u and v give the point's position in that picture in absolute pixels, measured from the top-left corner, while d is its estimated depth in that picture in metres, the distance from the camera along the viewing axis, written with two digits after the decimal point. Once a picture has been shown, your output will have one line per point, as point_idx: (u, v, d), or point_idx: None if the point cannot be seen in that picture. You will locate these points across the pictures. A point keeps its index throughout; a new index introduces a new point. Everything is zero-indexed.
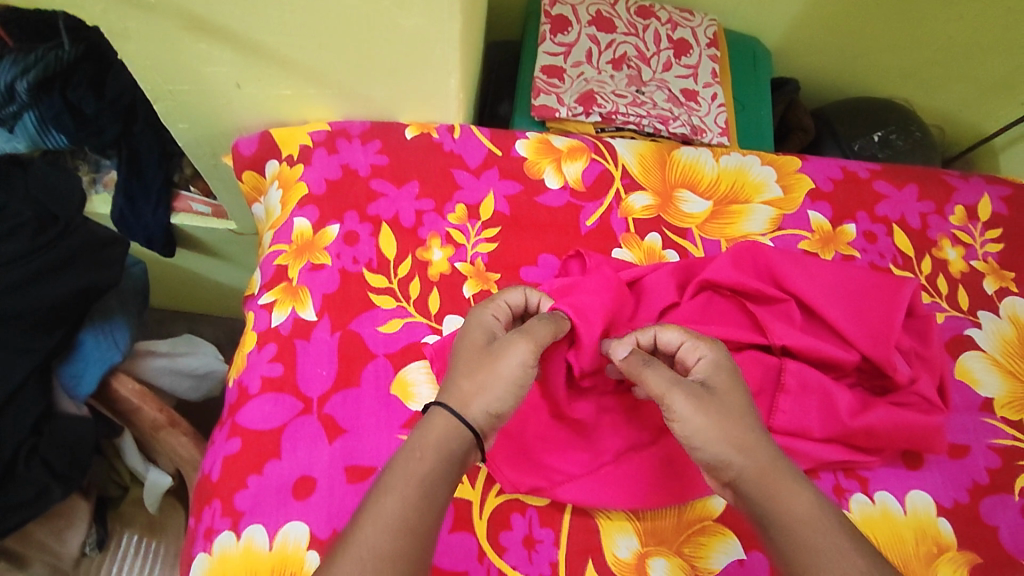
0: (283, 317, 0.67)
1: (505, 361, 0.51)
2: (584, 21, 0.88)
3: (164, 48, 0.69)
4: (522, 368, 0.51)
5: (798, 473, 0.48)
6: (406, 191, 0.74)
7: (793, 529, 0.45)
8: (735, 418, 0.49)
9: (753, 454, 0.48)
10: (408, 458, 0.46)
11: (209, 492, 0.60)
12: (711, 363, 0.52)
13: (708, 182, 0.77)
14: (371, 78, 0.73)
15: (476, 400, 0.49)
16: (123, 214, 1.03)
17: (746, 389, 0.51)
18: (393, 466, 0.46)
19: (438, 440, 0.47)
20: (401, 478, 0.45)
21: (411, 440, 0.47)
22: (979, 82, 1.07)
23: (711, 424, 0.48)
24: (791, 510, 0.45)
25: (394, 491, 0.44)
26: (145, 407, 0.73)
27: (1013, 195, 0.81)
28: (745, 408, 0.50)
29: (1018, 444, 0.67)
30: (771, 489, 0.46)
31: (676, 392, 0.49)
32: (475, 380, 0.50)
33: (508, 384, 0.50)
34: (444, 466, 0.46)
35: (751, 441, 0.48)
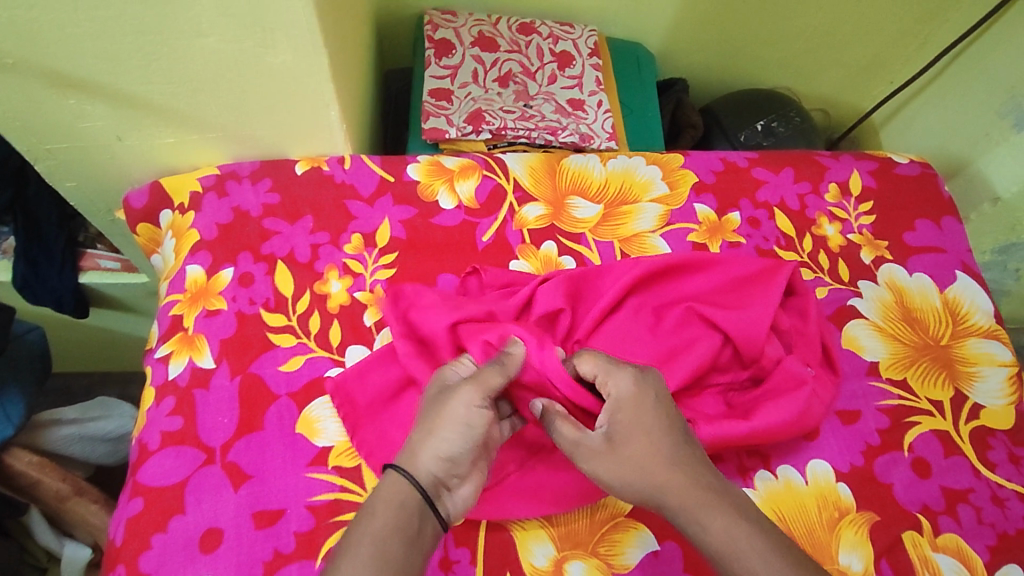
0: (180, 367, 0.66)
1: (446, 408, 0.51)
2: (467, 43, 0.91)
3: (32, 106, 0.68)
4: (467, 411, 0.51)
5: (728, 496, 0.49)
6: (300, 227, 0.74)
7: (721, 553, 0.47)
8: (644, 458, 0.50)
9: (664, 491, 0.49)
10: (385, 520, 0.47)
11: (114, 557, 0.58)
12: (616, 402, 0.53)
13: (597, 187, 0.80)
14: (251, 120, 0.73)
15: (422, 457, 0.50)
16: (26, 280, 0.99)
17: (653, 423, 0.51)
18: (363, 521, 0.47)
19: (401, 497, 0.48)
20: (380, 539, 0.46)
21: (378, 502, 0.48)
22: (847, 65, 1.16)
23: (615, 475, 0.51)
24: (703, 534, 0.48)
25: (367, 541, 0.46)
26: (45, 479, 0.73)
27: (881, 168, 0.87)
28: (652, 448, 0.50)
29: (904, 402, 0.71)
30: (690, 518, 0.49)
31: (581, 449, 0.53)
32: (424, 429, 0.51)
33: (457, 429, 0.51)
34: (410, 521, 0.48)
35: (661, 481, 0.49)
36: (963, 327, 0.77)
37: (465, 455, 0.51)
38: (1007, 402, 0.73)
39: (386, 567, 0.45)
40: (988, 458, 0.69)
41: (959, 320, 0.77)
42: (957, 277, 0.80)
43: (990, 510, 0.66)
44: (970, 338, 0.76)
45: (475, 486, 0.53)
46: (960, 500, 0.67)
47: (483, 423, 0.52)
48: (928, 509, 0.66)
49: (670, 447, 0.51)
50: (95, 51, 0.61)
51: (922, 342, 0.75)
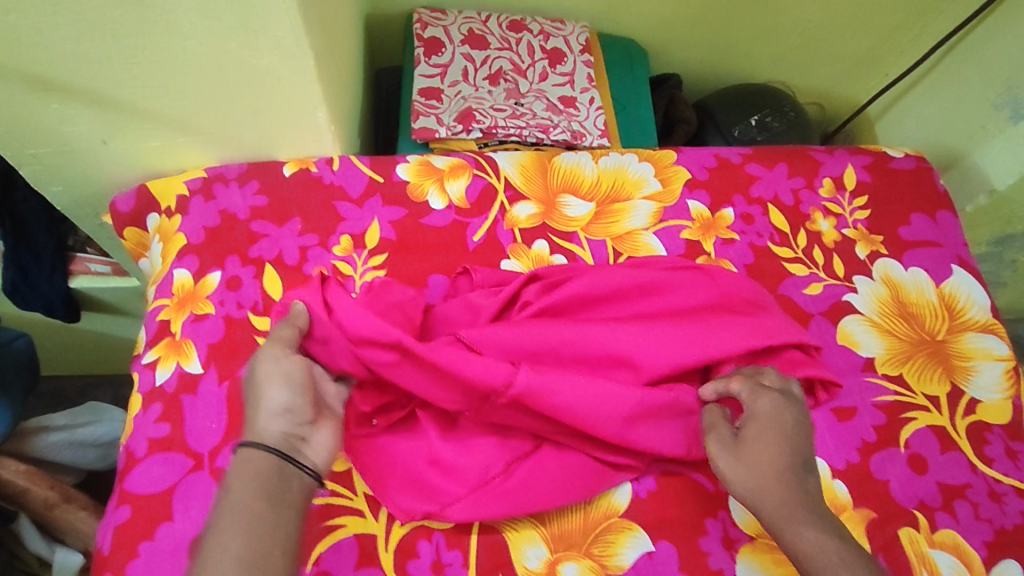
0: (168, 373, 0.65)
1: (260, 374, 0.54)
2: (457, 41, 0.90)
3: (13, 111, 0.67)
4: (276, 364, 0.54)
5: (821, 513, 0.54)
6: (288, 229, 0.73)
7: (811, 562, 0.51)
8: (768, 468, 0.55)
9: (773, 500, 0.54)
10: (237, 494, 0.47)
11: (101, 567, 0.58)
12: (755, 416, 0.58)
13: (589, 184, 0.80)
14: (238, 122, 0.72)
15: (261, 423, 0.51)
16: (15, 285, 0.98)
17: (783, 445, 0.56)
18: (218, 501, 0.48)
19: (249, 465, 0.49)
20: (235, 510, 0.46)
21: (229, 479, 0.49)
22: (841, 58, 1.15)
23: (736, 473, 0.55)
24: (798, 542, 0.52)
25: (221, 516, 0.46)
26: (34, 487, 0.72)
27: (876, 162, 0.86)
28: (776, 462, 0.55)
29: (900, 397, 0.71)
30: (789, 528, 0.53)
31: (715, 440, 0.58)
32: (251, 400, 0.53)
33: (279, 382, 0.53)
34: (260, 486, 0.48)
35: (776, 491, 0.54)
36: (959, 321, 0.76)
37: (300, 402, 0.53)
38: (1004, 396, 0.72)
39: (245, 532, 0.45)
40: (985, 453, 0.69)
41: (955, 315, 0.77)
42: (953, 271, 0.79)
43: (987, 505, 0.66)
44: (966, 332, 0.76)
45: (331, 432, 0.55)
46: (957, 495, 0.66)
47: (301, 366, 0.55)
48: (925, 505, 0.65)
49: (792, 466, 0.55)
50: (75, 53, 0.60)
51: (917, 337, 0.75)
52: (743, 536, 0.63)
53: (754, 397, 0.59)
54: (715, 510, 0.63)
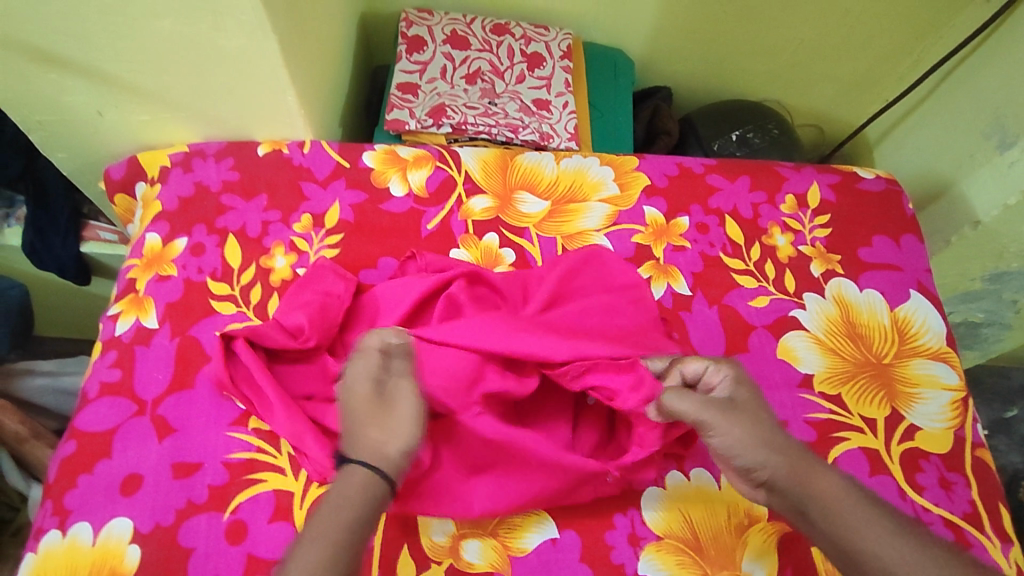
0: (126, 326, 0.70)
1: (401, 405, 0.54)
2: (439, 41, 0.94)
3: (20, 80, 0.74)
4: (417, 405, 0.55)
5: (819, 459, 0.55)
6: (254, 205, 0.78)
7: (832, 509, 0.52)
8: (765, 425, 0.56)
9: (783, 454, 0.54)
10: (334, 507, 0.49)
11: (44, 495, 0.63)
12: (733, 382, 0.59)
13: (547, 183, 0.82)
14: (217, 101, 0.77)
15: (387, 446, 0.52)
16: (33, 247, 1.06)
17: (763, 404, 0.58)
18: (318, 514, 0.49)
19: (356, 486, 0.50)
20: (328, 522, 0.48)
21: (334, 491, 0.50)
22: (837, 80, 1.14)
23: (742, 432, 0.55)
24: (822, 492, 0.53)
25: (320, 532, 0.48)
26: (6, 420, 0.80)
27: (843, 182, 0.85)
28: (766, 418, 0.57)
29: (834, 416, 0.70)
30: (806, 475, 0.53)
31: (708, 413, 0.56)
32: (384, 428, 0.53)
33: (412, 421, 0.54)
34: (361, 512, 0.49)
35: (781, 440, 0.55)
36: (910, 346, 0.75)
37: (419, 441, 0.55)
38: (946, 426, 0.71)
39: (328, 545, 0.47)
40: (917, 480, 0.67)
41: (906, 339, 0.75)
42: (910, 295, 0.78)
43: None
44: (915, 357, 0.74)
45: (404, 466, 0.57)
46: None
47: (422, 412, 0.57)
48: None
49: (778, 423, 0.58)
50: (67, 29, 0.67)
51: (864, 358, 0.74)
52: (650, 535, 0.63)
53: (719, 366, 0.60)
54: (625, 505, 0.64)
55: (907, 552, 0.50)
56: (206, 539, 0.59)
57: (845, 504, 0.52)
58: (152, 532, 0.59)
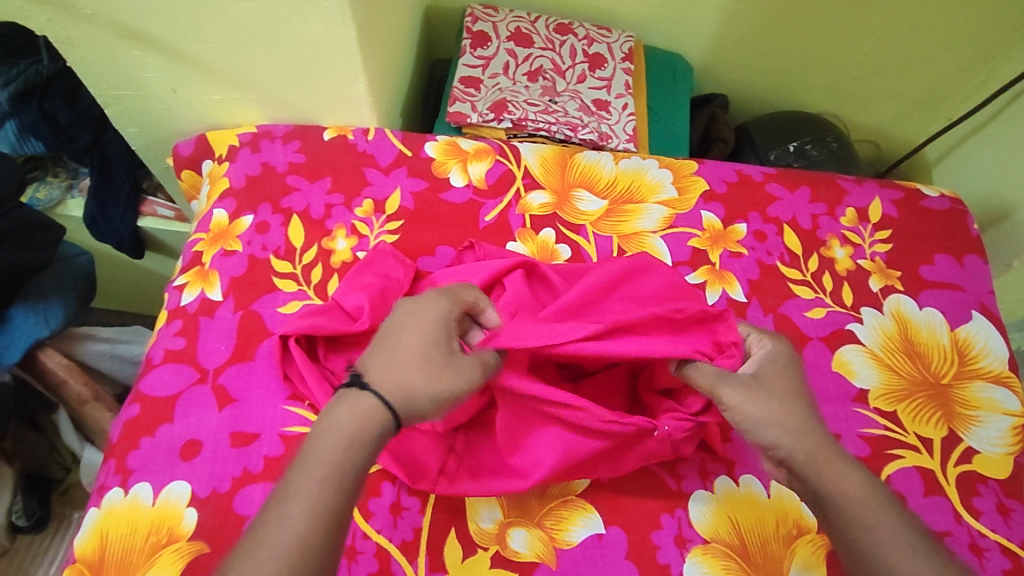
0: (192, 296, 0.72)
1: (457, 371, 0.52)
2: (503, 37, 0.95)
3: (104, 55, 0.77)
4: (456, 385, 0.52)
5: (847, 456, 0.56)
6: (318, 186, 0.80)
7: (847, 503, 0.53)
8: (789, 405, 0.57)
9: (802, 437, 0.55)
10: (322, 443, 0.47)
11: (108, 453, 0.65)
12: (767, 358, 0.61)
13: (605, 183, 0.82)
14: (289, 84, 0.80)
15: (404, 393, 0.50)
16: (94, 218, 1.10)
17: (794, 379, 0.59)
18: (307, 449, 0.48)
19: (351, 425, 0.48)
20: (314, 463, 0.47)
21: (340, 420, 0.48)
22: (899, 96, 1.13)
23: (760, 407, 0.56)
24: (846, 487, 0.53)
25: (308, 473, 0.46)
26: (71, 380, 0.83)
27: (906, 199, 0.84)
28: (791, 396, 0.58)
29: (889, 433, 0.68)
30: (826, 462, 0.54)
31: (724, 385, 0.58)
32: (427, 377, 0.51)
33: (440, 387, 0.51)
34: (358, 454, 0.48)
35: (805, 425, 0.56)
36: (970, 368, 0.73)
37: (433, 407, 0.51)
38: (1006, 451, 0.69)
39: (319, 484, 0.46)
40: (973, 505, 0.65)
41: (966, 361, 0.74)
42: (972, 316, 0.76)
43: (966, 556, 0.63)
44: (975, 380, 0.73)
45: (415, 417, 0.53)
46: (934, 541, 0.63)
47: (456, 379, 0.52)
48: None
49: (806, 403, 0.58)
50: (155, 7, 0.69)
51: (921, 377, 0.72)
52: (698, 538, 0.63)
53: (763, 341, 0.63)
54: (673, 507, 0.64)
55: (916, 554, 0.51)
56: (261, 508, 0.61)
57: (875, 504, 0.53)
58: (209, 497, 0.61)
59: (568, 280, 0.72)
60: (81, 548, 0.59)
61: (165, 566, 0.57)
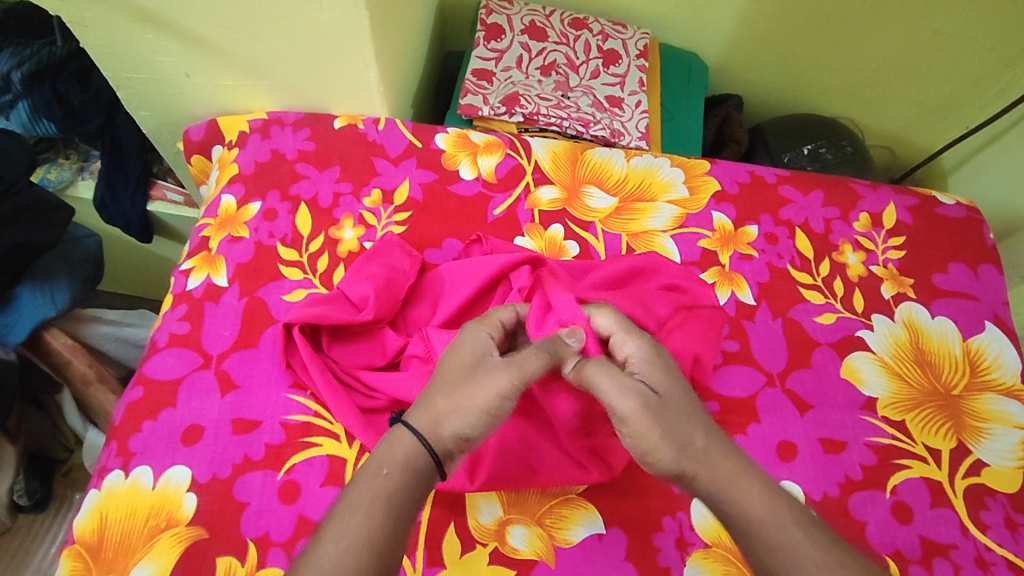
0: (198, 282, 0.72)
1: (486, 385, 0.52)
2: (518, 30, 0.94)
3: (117, 37, 0.77)
4: (494, 400, 0.51)
5: (755, 475, 0.51)
6: (327, 175, 0.79)
7: (752, 525, 0.49)
8: (685, 424, 0.52)
9: (698, 460, 0.51)
10: (375, 476, 0.48)
11: (110, 435, 0.65)
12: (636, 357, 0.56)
13: (616, 180, 0.81)
14: (302, 72, 0.79)
15: (446, 423, 0.51)
16: (104, 201, 1.09)
17: (680, 384, 0.55)
18: (356, 481, 0.48)
19: (404, 459, 0.49)
20: (365, 496, 0.47)
21: (374, 458, 0.49)
22: (917, 102, 1.11)
23: (653, 429, 0.51)
24: (745, 509, 0.49)
25: (359, 506, 0.46)
26: (75, 361, 0.83)
27: (921, 205, 0.83)
28: (685, 414, 0.53)
29: (896, 443, 0.67)
30: (726, 481, 0.50)
31: (620, 394, 0.52)
32: (450, 402, 0.51)
33: (478, 409, 0.51)
34: (409, 487, 0.48)
35: (699, 444, 0.52)
36: (981, 379, 0.72)
37: (481, 437, 0.52)
38: (1015, 466, 0.68)
39: (368, 517, 0.46)
40: (980, 518, 0.64)
41: (977, 372, 0.72)
42: (985, 327, 0.75)
43: (971, 570, 0.62)
44: (985, 392, 0.71)
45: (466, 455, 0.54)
46: (939, 554, 0.62)
47: (507, 406, 0.52)
48: (900, 554, 0.62)
49: (700, 421, 0.53)
50: None
51: (931, 387, 0.71)
52: (698, 541, 0.62)
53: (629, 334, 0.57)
54: (674, 509, 0.63)
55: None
56: (260, 495, 0.60)
57: (786, 525, 0.49)
58: (210, 483, 0.60)
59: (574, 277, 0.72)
60: (80, 528, 0.59)
61: (163, 550, 0.57)
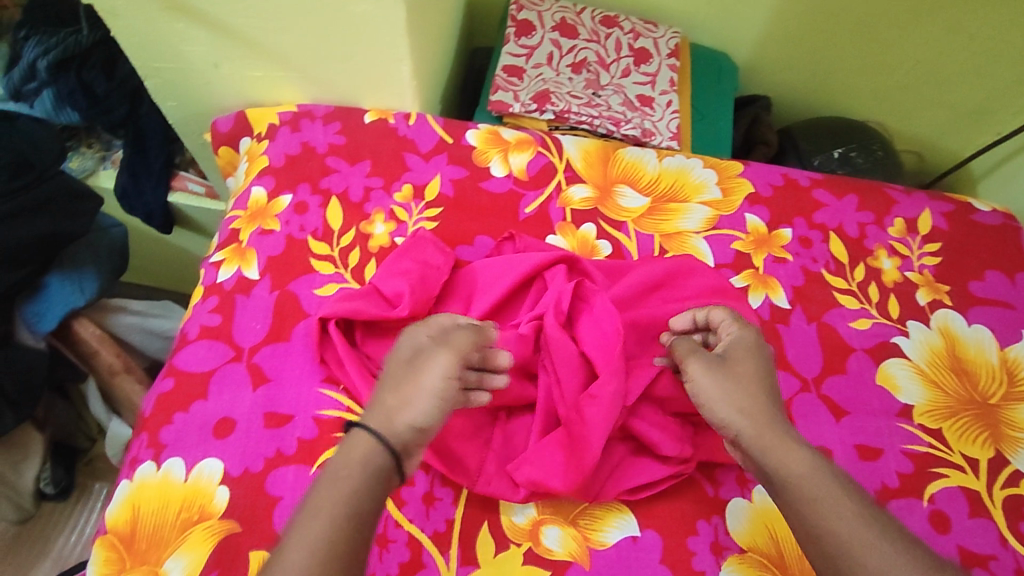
0: (228, 274, 0.71)
1: (427, 374, 0.52)
2: (548, 27, 0.93)
3: (149, 26, 0.76)
4: (442, 382, 0.52)
5: (800, 439, 0.53)
6: (357, 169, 0.78)
7: (794, 481, 0.50)
8: (751, 388, 0.55)
9: (752, 417, 0.53)
10: (334, 478, 0.47)
11: (140, 426, 0.64)
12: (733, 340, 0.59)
13: (648, 180, 0.81)
14: (334, 64, 0.78)
15: (399, 415, 0.51)
16: (126, 190, 1.08)
17: (762, 363, 0.57)
18: (316, 486, 0.47)
19: (362, 461, 0.48)
20: (326, 499, 0.46)
21: (333, 461, 0.49)
22: (948, 108, 1.09)
23: (717, 386, 0.55)
24: (788, 466, 0.50)
25: (321, 513, 0.45)
26: (103, 351, 0.83)
27: (956, 212, 0.82)
28: (756, 381, 0.56)
29: (933, 450, 0.67)
30: (773, 440, 0.52)
31: (693, 358, 0.57)
32: (400, 395, 0.52)
33: (432, 394, 0.51)
34: (370, 490, 0.47)
35: (754, 406, 0.54)
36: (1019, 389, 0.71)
37: (436, 425, 0.52)
38: None
39: (331, 520, 0.45)
40: (1019, 529, 0.63)
41: (1015, 382, 0.71)
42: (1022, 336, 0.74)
43: None
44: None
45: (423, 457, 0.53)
46: (978, 564, 0.61)
47: (455, 388, 0.53)
48: None
49: (768, 391, 0.56)
50: None
51: (968, 396, 0.70)
52: (734, 546, 0.61)
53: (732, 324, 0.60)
54: (709, 513, 0.62)
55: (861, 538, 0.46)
56: (293, 490, 0.60)
57: (827, 479, 0.49)
58: (242, 477, 0.60)
59: (608, 277, 0.71)
60: (112, 519, 0.58)
61: (195, 544, 0.57)
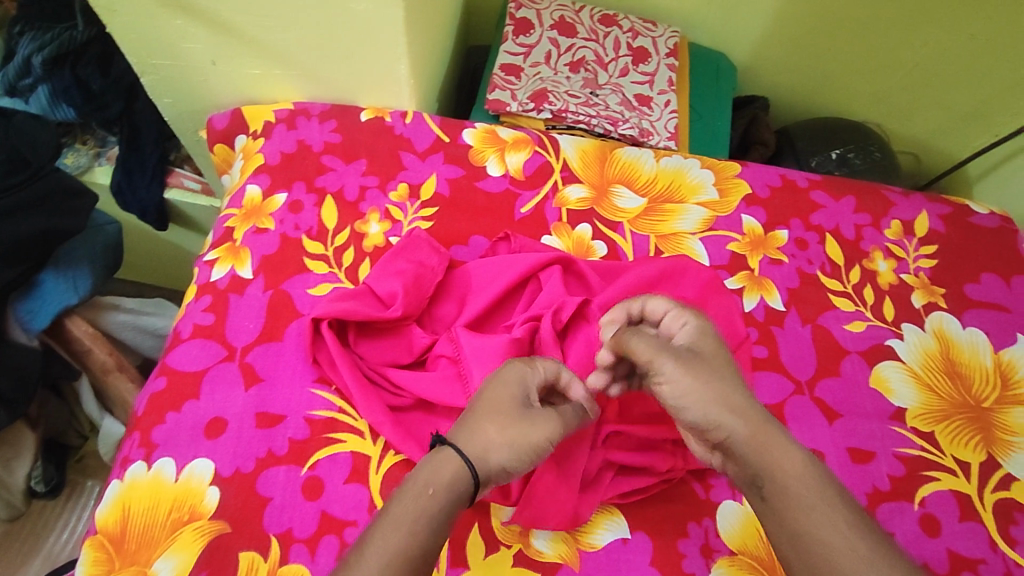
0: (222, 273, 0.71)
1: (538, 433, 0.51)
2: (547, 26, 0.93)
3: (145, 22, 0.76)
4: (544, 444, 0.52)
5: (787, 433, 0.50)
6: (353, 168, 0.78)
7: (788, 485, 0.47)
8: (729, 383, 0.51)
9: (744, 415, 0.49)
10: (418, 493, 0.46)
11: (132, 425, 0.64)
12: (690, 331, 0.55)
13: (645, 180, 0.80)
14: (330, 62, 0.78)
15: (497, 453, 0.49)
16: (120, 188, 1.08)
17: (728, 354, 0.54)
18: (398, 497, 0.46)
19: (448, 482, 0.47)
20: (405, 514, 0.45)
21: (420, 475, 0.47)
22: (947, 109, 1.09)
23: (698, 386, 0.50)
24: (782, 466, 0.47)
25: (400, 527, 0.44)
26: (96, 349, 0.83)
27: (953, 214, 0.82)
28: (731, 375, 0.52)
29: (924, 454, 0.67)
30: (763, 438, 0.49)
31: (664, 357, 0.52)
32: (505, 433, 0.50)
33: (529, 450, 0.51)
34: (451, 512, 0.46)
35: (741, 400, 0.50)
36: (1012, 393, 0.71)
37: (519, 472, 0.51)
38: None
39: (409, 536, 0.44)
40: (1009, 533, 0.64)
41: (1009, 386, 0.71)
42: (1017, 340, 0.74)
43: None
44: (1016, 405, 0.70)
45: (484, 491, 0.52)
46: (967, 567, 0.61)
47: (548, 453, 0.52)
48: (928, 568, 0.61)
49: (742, 381, 0.52)
50: None
51: (961, 400, 0.70)
52: (724, 548, 0.61)
53: (680, 314, 0.57)
54: (700, 516, 0.63)
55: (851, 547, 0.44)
56: (284, 490, 0.60)
57: (824, 489, 0.47)
58: (233, 477, 0.60)
59: (603, 278, 0.71)
60: (103, 518, 0.59)
61: (186, 544, 0.57)
